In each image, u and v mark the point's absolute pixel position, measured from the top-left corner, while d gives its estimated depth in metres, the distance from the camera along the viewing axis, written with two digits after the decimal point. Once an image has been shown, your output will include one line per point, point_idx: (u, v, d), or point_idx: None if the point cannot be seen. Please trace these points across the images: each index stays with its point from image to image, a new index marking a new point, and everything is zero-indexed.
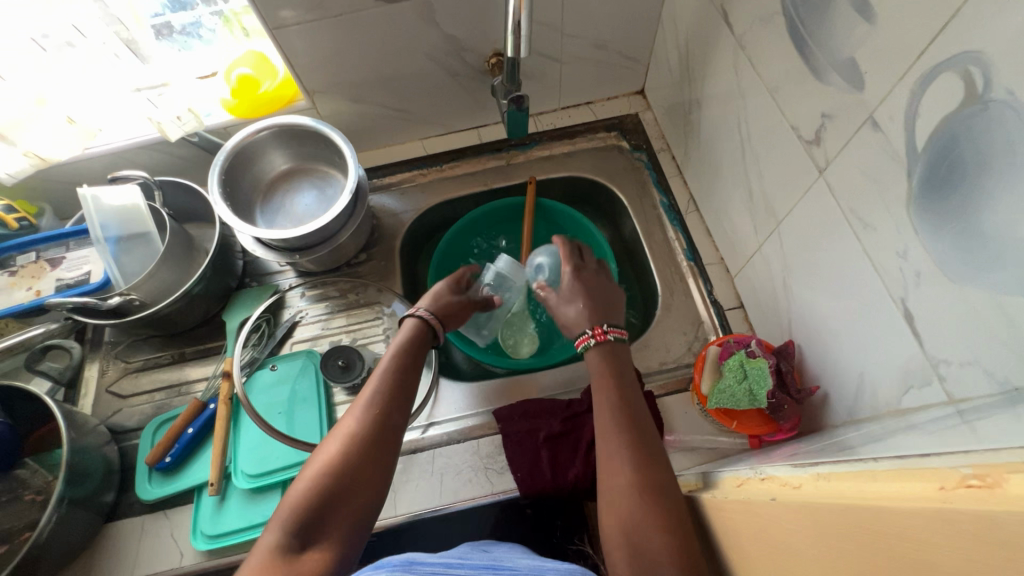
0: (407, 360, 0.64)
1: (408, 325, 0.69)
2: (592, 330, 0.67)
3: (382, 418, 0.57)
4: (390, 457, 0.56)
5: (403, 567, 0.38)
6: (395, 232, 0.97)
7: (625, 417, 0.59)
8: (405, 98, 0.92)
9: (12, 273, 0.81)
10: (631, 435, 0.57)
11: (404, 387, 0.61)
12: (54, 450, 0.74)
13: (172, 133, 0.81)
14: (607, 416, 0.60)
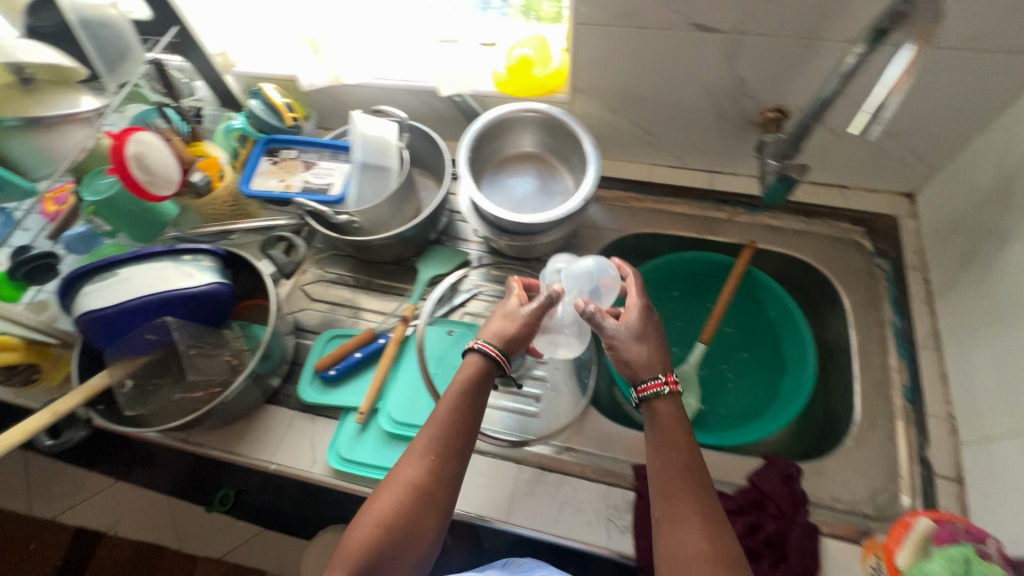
0: (461, 400, 0.62)
1: (469, 359, 0.65)
2: (663, 375, 0.63)
3: (439, 467, 0.59)
4: (442, 501, 0.58)
5: None
6: (591, 246, 0.95)
7: (686, 489, 0.56)
8: (657, 123, 0.90)
9: (273, 163, 0.92)
10: (695, 512, 0.54)
11: (458, 433, 0.61)
12: (255, 326, 0.82)
13: (446, 88, 0.86)
14: (666, 487, 0.57)
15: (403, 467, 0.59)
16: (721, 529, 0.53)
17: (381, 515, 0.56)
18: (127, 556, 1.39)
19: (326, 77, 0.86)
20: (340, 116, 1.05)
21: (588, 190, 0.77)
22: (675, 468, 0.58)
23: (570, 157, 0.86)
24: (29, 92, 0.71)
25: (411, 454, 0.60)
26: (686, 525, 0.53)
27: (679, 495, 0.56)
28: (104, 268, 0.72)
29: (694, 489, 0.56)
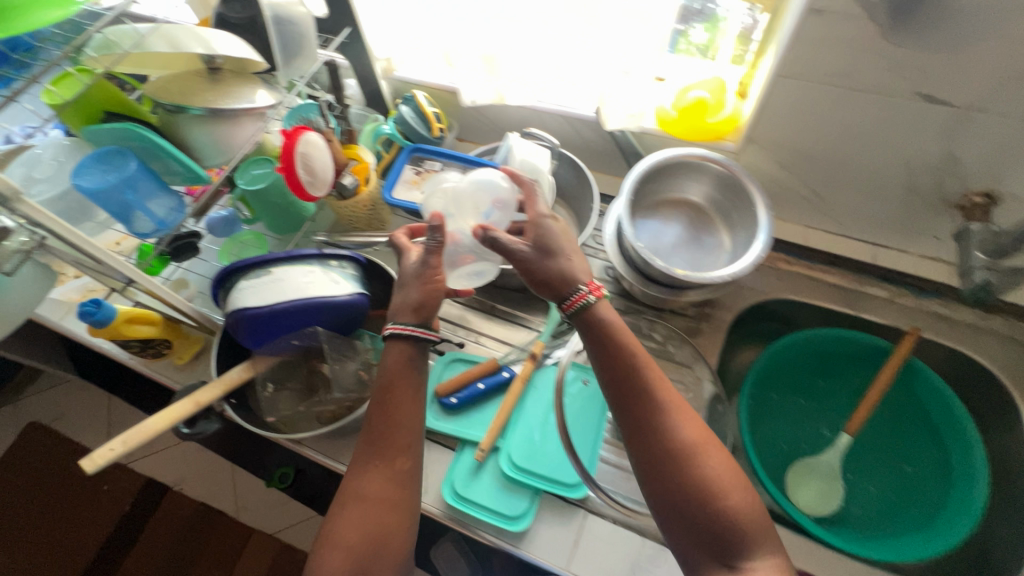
0: (381, 387, 0.61)
1: (394, 350, 0.62)
2: (585, 285, 0.61)
3: (387, 473, 0.58)
4: (405, 497, 0.58)
5: None
6: (732, 306, 0.88)
7: (641, 407, 0.57)
8: (831, 187, 0.82)
9: (417, 173, 0.91)
10: (680, 447, 0.55)
11: (394, 428, 0.60)
12: (383, 341, 0.81)
13: (614, 122, 0.83)
14: (653, 433, 0.56)
15: (355, 475, 0.59)
16: (715, 468, 0.54)
17: (343, 532, 0.55)
18: (187, 514, 1.37)
19: (491, 96, 0.86)
20: (481, 130, 1.02)
21: (761, 252, 0.70)
22: (620, 390, 0.58)
23: (736, 212, 0.79)
24: (214, 82, 0.72)
25: (360, 461, 0.59)
26: (702, 482, 0.53)
27: (646, 420, 0.56)
28: (258, 265, 0.72)
29: (653, 416, 0.56)
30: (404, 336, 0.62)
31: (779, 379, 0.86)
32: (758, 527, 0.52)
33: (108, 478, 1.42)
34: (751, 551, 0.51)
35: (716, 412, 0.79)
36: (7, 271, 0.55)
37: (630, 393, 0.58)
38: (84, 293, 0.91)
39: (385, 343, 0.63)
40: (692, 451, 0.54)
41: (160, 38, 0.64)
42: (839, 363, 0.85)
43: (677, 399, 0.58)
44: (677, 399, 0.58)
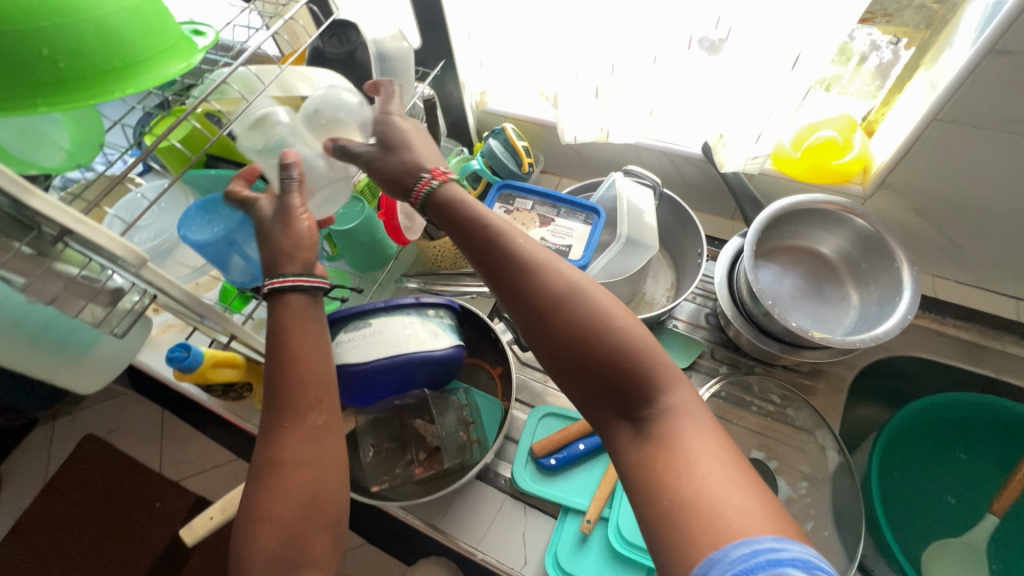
0: (276, 343, 0.51)
1: (288, 304, 0.53)
2: (427, 173, 0.59)
3: (298, 428, 0.49)
4: (322, 454, 0.49)
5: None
6: (851, 362, 0.80)
7: (514, 263, 0.53)
8: (973, 235, 0.74)
9: (507, 212, 0.84)
10: (558, 295, 0.49)
11: (295, 384, 0.50)
12: (479, 397, 0.76)
13: (732, 166, 0.76)
14: (515, 284, 0.52)
15: (269, 442, 0.49)
16: (594, 305, 0.49)
17: (265, 504, 0.46)
18: None
19: (595, 133, 0.81)
20: (567, 163, 0.97)
21: (909, 314, 0.63)
22: (481, 253, 0.55)
23: (872, 265, 0.72)
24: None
25: (271, 429, 0.49)
26: (573, 325, 0.48)
27: (523, 282, 0.51)
28: (357, 316, 0.68)
29: (520, 265, 0.52)
30: (287, 290, 0.52)
31: (908, 446, 0.78)
32: (649, 358, 0.46)
33: (163, 493, 1.29)
34: (676, 408, 0.44)
35: (845, 485, 0.71)
36: (119, 333, 0.54)
37: (485, 252, 0.55)
38: (165, 328, 0.88)
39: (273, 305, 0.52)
40: (567, 296, 0.49)
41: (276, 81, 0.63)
42: (979, 433, 0.76)
43: (544, 252, 0.53)
44: (544, 251, 0.53)
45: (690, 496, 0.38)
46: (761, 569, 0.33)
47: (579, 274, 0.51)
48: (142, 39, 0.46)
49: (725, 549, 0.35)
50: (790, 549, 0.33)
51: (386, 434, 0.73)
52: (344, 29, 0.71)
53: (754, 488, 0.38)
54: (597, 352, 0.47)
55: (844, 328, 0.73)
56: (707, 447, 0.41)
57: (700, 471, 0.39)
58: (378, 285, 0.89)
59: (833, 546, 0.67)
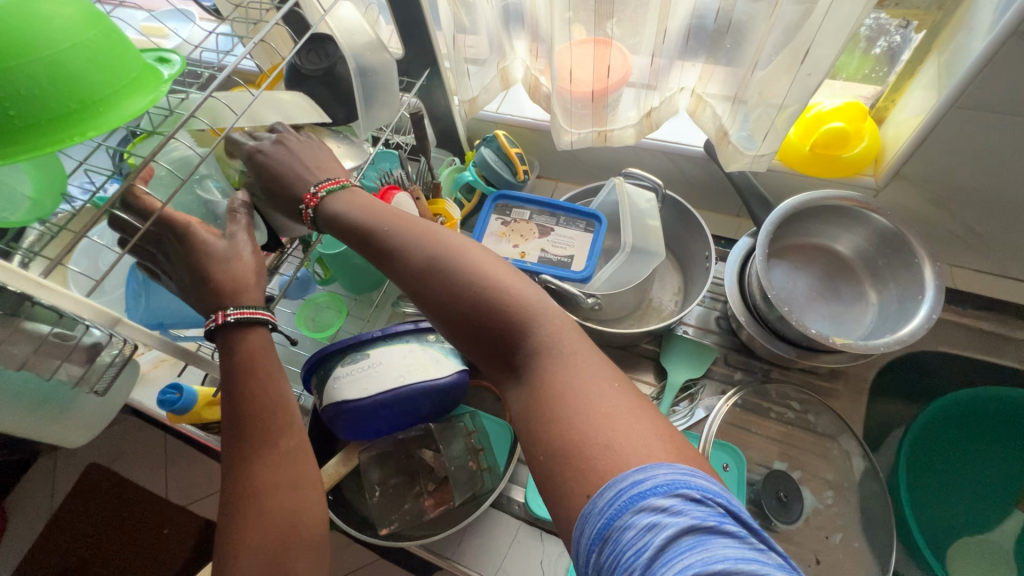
0: (238, 373, 0.50)
1: (249, 341, 0.52)
2: (302, 203, 0.58)
3: (265, 453, 0.48)
4: (297, 480, 0.48)
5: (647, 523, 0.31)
6: (871, 361, 0.77)
7: (387, 241, 0.52)
8: (992, 223, 0.71)
9: (504, 224, 0.81)
10: (421, 263, 0.49)
11: (262, 413, 0.49)
12: (488, 420, 0.73)
13: (734, 165, 0.72)
14: (391, 267, 0.52)
15: (235, 472, 0.47)
16: (452, 265, 0.48)
17: (242, 535, 0.44)
18: None
19: (591, 137, 0.76)
20: (563, 166, 0.93)
21: (934, 314, 0.60)
22: (359, 238, 0.54)
23: (890, 262, 0.68)
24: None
25: (237, 460, 0.48)
26: (440, 292, 0.47)
27: (395, 258, 0.51)
28: (354, 347, 0.64)
29: (390, 241, 0.52)
30: (255, 322, 0.53)
31: (935, 445, 0.75)
32: (514, 304, 0.45)
33: (170, 519, 1.25)
34: (545, 346, 0.43)
35: (873, 492, 0.68)
36: (99, 390, 0.51)
37: (362, 236, 0.54)
38: (156, 362, 0.83)
39: (237, 347, 0.51)
40: (428, 262, 0.49)
41: (261, 101, 0.58)
42: (1007, 427, 0.74)
43: (409, 226, 0.53)
44: (412, 222, 0.53)
45: (562, 439, 0.37)
46: (625, 509, 0.32)
47: (438, 236, 0.50)
48: (99, 73, 0.41)
49: (594, 499, 0.33)
50: (650, 477, 0.32)
51: (393, 466, 0.70)
52: (322, 42, 0.66)
53: (625, 414, 0.37)
54: (463, 310, 0.46)
55: (862, 330, 0.70)
56: (576, 382, 0.39)
57: (569, 408, 0.38)
58: (374, 307, 0.85)
59: (865, 558, 0.64)
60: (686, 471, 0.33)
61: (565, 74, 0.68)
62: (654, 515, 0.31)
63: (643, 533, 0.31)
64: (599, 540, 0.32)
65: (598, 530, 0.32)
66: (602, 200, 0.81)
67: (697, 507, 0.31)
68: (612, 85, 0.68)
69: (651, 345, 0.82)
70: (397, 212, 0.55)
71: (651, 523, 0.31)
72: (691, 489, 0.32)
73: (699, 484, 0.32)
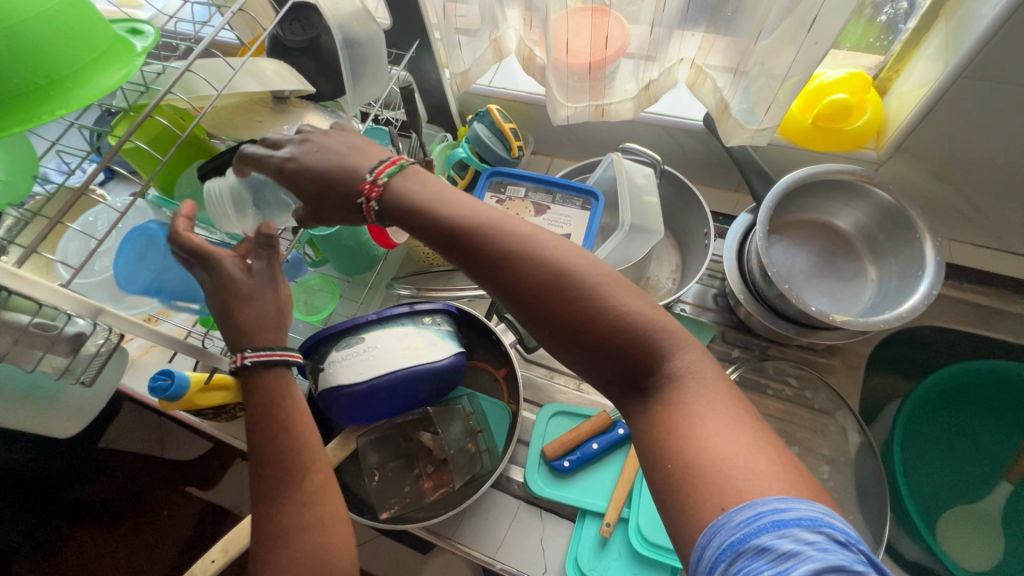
0: (258, 416, 0.49)
1: (268, 376, 0.50)
2: (363, 195, 0.48)
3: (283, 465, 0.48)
4: (294, 497, 0.48)
5: (793, 551, 0.31)
6: (868, 337, 0.77)
7: (487, 249, 0.45)
8: (994, 195, 0.70)
9: (499, 202, 0.79)
10: (540, 280, 0.43)
11: (285, 452, 0.49)
12: (486, 399, 0.73)
13: (736, 140, 0.70)
14: (504, 277, 0.45)
15: (266, 513, 0.47)
16: (580, 284, 0.43)
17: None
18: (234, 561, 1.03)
19: (588, 111, 0.74)
20: (558, 142, 0.91)
21: (934, 290, 0.59)
22: (455, 247, 0.47)
23: (891, 238, 0.68)
24: (281, 116, 0.59)
25: (264, 501, 0.48)
26: (571, 310, 0.43)
27: (500, 270, 0.45)
28: (349, 331, 0.63)
29: (491, 250, 0.45)
30: (274, 364, 0.50)
31: (929, 418, 0.76)
32: (650, 328, 0.42)
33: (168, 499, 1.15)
34: (686, 373, 0.41)
35: (869, 466, 0.69)
36: (87, 381, 0.49)
37: (451, 242, 0.47)
38: (146, 348, 0.82)
39: (252, 374, 0.50)
40: (556, 275, 0.43)
41: (245, 71, 0.54)
42: (1001, 399, 0.74)
43: (522, 232, 0.46)
44: (516, 225, 0.46)
45: (693, 457, 0.36)
46: (766, 531, 0.32)
47: (558, 246, 0.45)
48: (64, 47, 0.38)
49: (729, 512, 0.33)
50: (795, 509, 0.32)
51: (391, 449, 0.70)
52: (305, 12, 0.62)
53: (758, 441, 0.37)
54: (594, 332, 0.42)
55: (862, 306, 0.69)
56: (721, 412, 0.38)
57: (715, 435, 0.37)
58: (368, 289, 0.84)
59: (859, 531, 0.66)
60: (827, 512, 0.33)
61: (561, 45, 0.65)
62: (802, 545, 0.31)
63: (784, 560, 0.30)
64: (731, 553, 0.32)
65: (731, 543, 0.32)
66: (598, 176, 0.79)
67: (843, 549, 0.31)
68: (609, 56, 0.65)
69: None
70: (490, 211, 0.48)
71: (794, 551, 0.31)
72: (834, 530, 0.32)
73: (841, 527, 0.32)
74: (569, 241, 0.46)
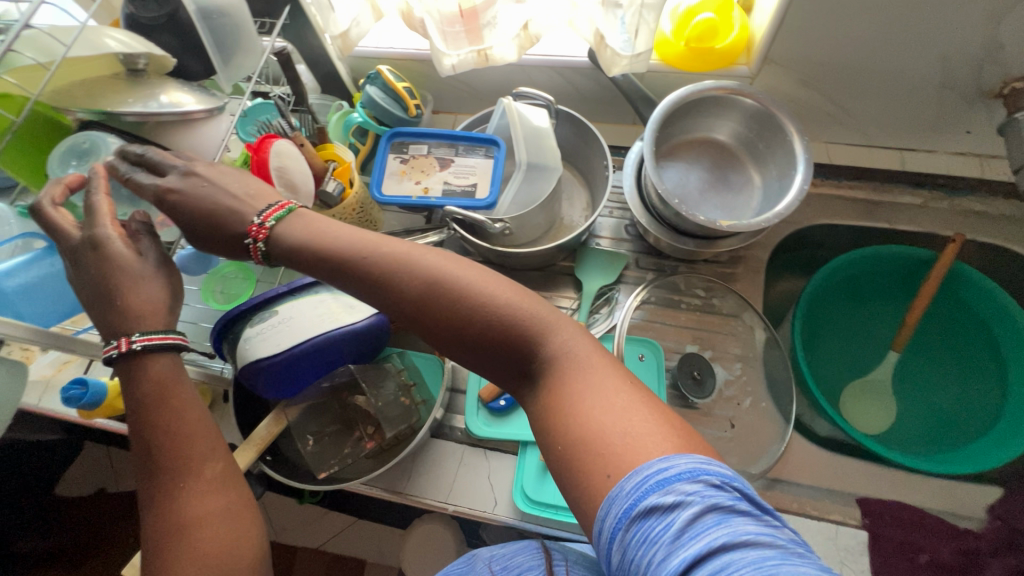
0: (149, 407, 0.50)
1: (156, 360, 0.51)
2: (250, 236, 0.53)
3: (156, 455, 0.49)
4: (189, 483, 0.48)
5: (677, 502, 0.34)
6: (765, 242, 0.83)
7: (366, 275, 0.50)
8: (856, 93, 0.76)
9: (403, 161, 0.78)
10: (412, 291, 0.48)
11: (181, 444, 0.49)
12: (418, 355, 0.75)
13: (618, 69, 0.73)
14: (386, 296, 0.49)
15: (155, 509, 0.47)
16: (446, 287, 0.47)
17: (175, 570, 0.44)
18: None
19: (473, 59, 0.73)
20: (456, 96, 0.91)
21: (805, 184, 0.65)
22: (341, 275, 0.51)
23: (768, 143, 0.73)
24: (139, 86, 0.56)
25: (161, 496, 0.48)
26: (448, 314, 0.47)
27: (380, 287, 0.49)
28: (261, 306, 0.63)
29: (372, 274, 0.49)
30: (165, 348, 0.51)
31: (824, 307, 0.83)
32: (520, 319, 0.46)
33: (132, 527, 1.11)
34: (559, 356, 0.45)
35: (775, 358, 0.76)
36: None
37: (332, 267, 0.51)
38: (60, 366, 0.78)
39: (137, 360, 0.50)
40: (426, 284, 0.47)
41: (80, 41, 0.52)
42: (885, 280, 0.83)
43: (394, 254, 0.50)
44: (394, 244, 0.50)
45: (580, 434, 0.40)
46: (652, 491, 0.35)
47: (425, 259, 0.49)
48: None
49: (620, 483, 0.37)
50: (674, 465, 0.36)
51: (328, 416, 0.71)
52: None
53: (640, 407, 0.41)
54: (470, 331, 0.46)
55: (749, 213, 0.74)
56: (587, 384, 0.43)
57: (589, 411, 0.41)
58: (285, 269, 0.82)
59: (770, 415, 0.73)
60: (704, 460, 0.37)
61: None
62: (687, 497, 0.34)
63: (668, 514, 0.34)
64: (626, 520, 0.35)
65: (624, 511, 0.36)
66: (497, 125, 0.80)
67: (719, 491, 0.35)
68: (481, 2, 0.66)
69: (567, 260, 0.84)
70: (373, 236, 0.52)
71: (676, 503, 0.34)
72: (710, 475, 0.36)
73: (716, 471, 0.36)
74: (442, 251, 0.50)
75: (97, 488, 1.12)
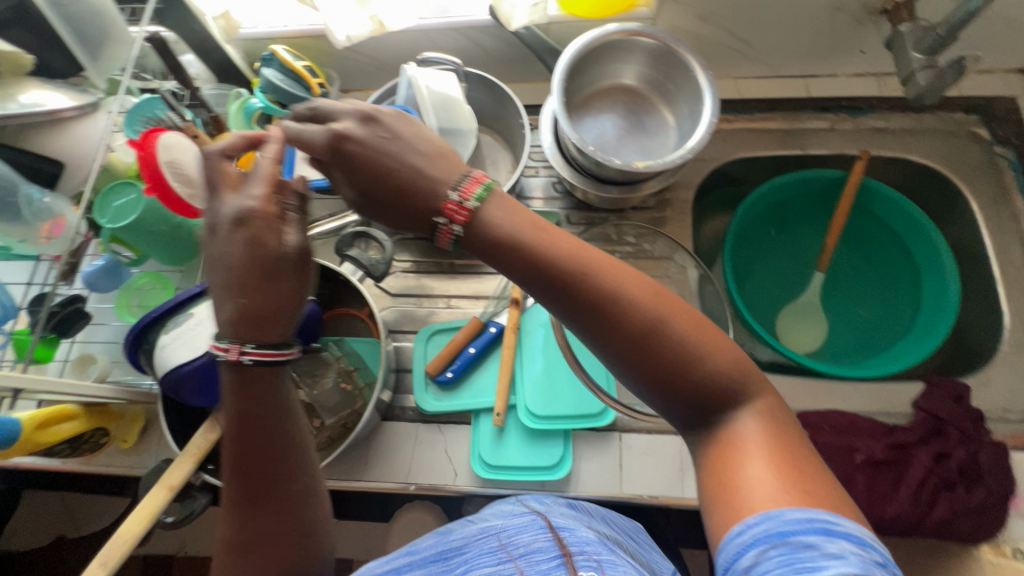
0: (255, 439, 0.46)
1: (262, 377, 0.45)
2: (443, 216, 0.44)
3: (248, 494, 0.46)
4: (273, 526, 0.46)
5: (834, 551, 0.32)
6: (689, 183, 0.84)
7: (582, 310, 0.42)
8: (753, 25, 0.77)
9: None
10: (629, 332, 0.41)
11: (273, 481, 0.47)
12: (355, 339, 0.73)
13: (518, 21, 0.72)
14: (595, 331, 0.42)
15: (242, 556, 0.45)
16: (653, 328, 0.41)
17: None
18: None
19: (367, 26, 0.70)
20: (363, 71, 0.87)
21: (713, 116, 0.65)
22: (573, 306, 0.42)
23: (675, 81, 0.73)
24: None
25: (242, 536, 0.46)
26: (653, 359, 0.41)
27: (554, 304, 0.43)
28: (174, 311, 0.60)
29: (609, 309, 0.42)
30: (273, 363, 0.45)
31: (751, 239, 0.86)
32: (720, 375, 0.41)
33: None
34: (741, 419, 0.41)
35: (710, 293, 0.78)
36: None
37: (550, 296, 0.43)
38: None
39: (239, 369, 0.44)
40: (648, 328, 0.41)
41: None
42: (805, 204, 0.86)
43: (612, 287, 0.42)
44: (597, 262, 0.43)
45: (732, 489, 0.38)
46: (813, 532, 0.34)
47: (668, 317, 0.41)
48: None
49: (782, 510, 0.35)
50: (844, 524, 0.34)
51: None
52: None
53: (805, 475, 0.38)
54: (662, 376, 0.41)
55: (667, 152, 0.75)
56: (757, 447, 0.39)
57: (753, 476, 0.38)
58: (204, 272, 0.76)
59: None
60: (873, 538, 0.34)
61: None
62: (851, 555, 0.32)
63: (824, 557, 0.32)
64: (776, 539, 0.34)
65: (780, 531, 0.34)
66: (405, 95, 0.77)
67: (881, 568, 0.32)
68: None
69: None
70: (569, 242, 0.44)
71: (836, 552, 0.32)
72: (877, 553, 0.33)
73: (883, 552, 0.33)
74: (661, 287, 0.43)
75: (55, 537, 1.06)
